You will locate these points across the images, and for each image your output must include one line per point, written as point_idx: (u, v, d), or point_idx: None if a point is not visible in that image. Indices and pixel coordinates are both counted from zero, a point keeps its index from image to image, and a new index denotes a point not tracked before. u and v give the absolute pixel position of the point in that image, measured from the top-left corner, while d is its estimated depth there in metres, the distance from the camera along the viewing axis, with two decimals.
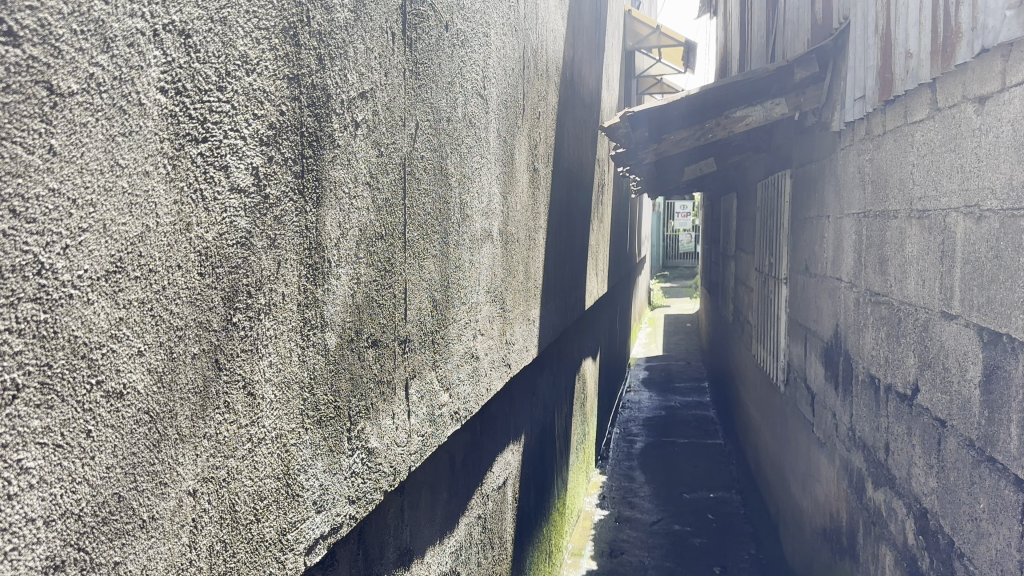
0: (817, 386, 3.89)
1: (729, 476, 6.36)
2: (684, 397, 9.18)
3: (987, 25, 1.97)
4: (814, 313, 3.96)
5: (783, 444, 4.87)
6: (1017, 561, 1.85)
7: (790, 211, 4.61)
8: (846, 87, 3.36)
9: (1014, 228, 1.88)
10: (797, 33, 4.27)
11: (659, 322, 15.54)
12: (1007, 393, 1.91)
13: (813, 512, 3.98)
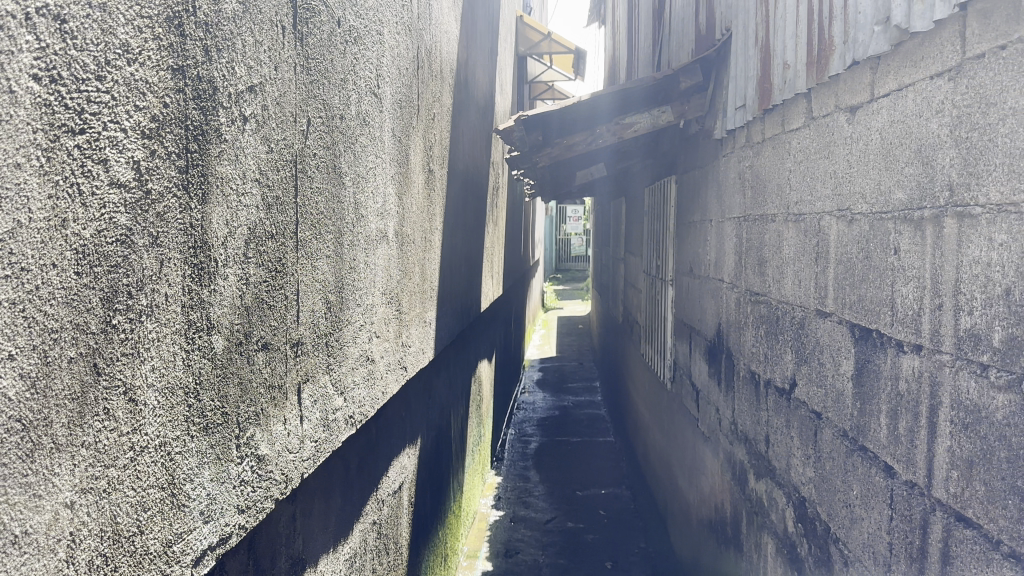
0: (701, 383, 4.04)
1: (620, 472, 6.52)
2: (576, 398, 9.32)
3: (858, 40, 2.11)
4: (698, 313, 4.11)
5: (670, 440, 5.03)
6: (888, 543, 1.97)
7: (676, 215, 4.76)
8: (727, 96, 3.50)
9: (883, 231, 2.01)
10: (682, 43, 4.43)
11: (553, 323, 15.82)
12: (877, 385, 2.04)
13: (699, 504, 4.13)
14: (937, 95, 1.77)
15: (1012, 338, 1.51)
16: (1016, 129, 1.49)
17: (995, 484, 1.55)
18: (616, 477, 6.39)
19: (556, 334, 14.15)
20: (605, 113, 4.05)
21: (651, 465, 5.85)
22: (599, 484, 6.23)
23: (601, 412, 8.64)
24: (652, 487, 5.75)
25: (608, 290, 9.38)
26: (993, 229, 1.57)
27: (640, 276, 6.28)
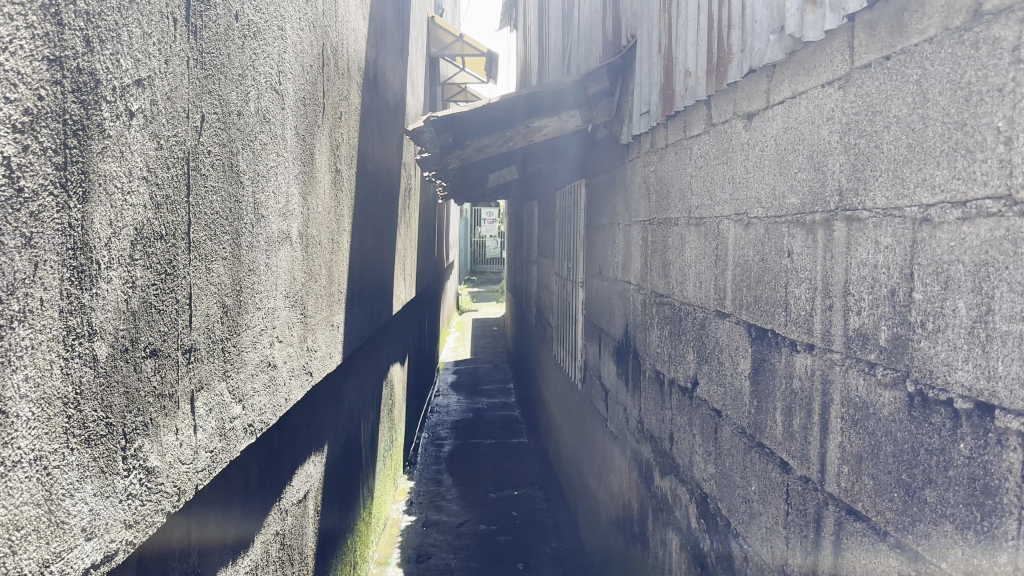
0: (610, 383, 4.10)
1: (532, 473, 6.55)
2: (490, 399, 9.32)
3: (754, 48, 2.17)
4: (607, 314, 4.16)
5: (581, 441, 5.08)
6: (784, 537, 2.03)
7: (586, 217, 4.81)
8: (633, 101, 3.55)
9: (777, 235, 2.08)
10: (589, 48, 4.48)
11: (467, 326, 15.80)
12: (772, 383, 2.10)
13: (608, 503, 4.18)
14: (827, 103, 1.84)
15: (897, 338, 1.58)
16: (899, 137, 1.56)
17: (883, 478, 1.62)
18: (529, 478, 6.42)
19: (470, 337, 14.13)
20: (514, 117, 4.06)
21: (562, 465, 5.90)
22: (511, 485, 6.24)
23: (514, 413, 8.67)
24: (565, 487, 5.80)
25: (521, 291, 9.44)
26: (880, 232, 1.64)
27: (551, 278, 6.31)
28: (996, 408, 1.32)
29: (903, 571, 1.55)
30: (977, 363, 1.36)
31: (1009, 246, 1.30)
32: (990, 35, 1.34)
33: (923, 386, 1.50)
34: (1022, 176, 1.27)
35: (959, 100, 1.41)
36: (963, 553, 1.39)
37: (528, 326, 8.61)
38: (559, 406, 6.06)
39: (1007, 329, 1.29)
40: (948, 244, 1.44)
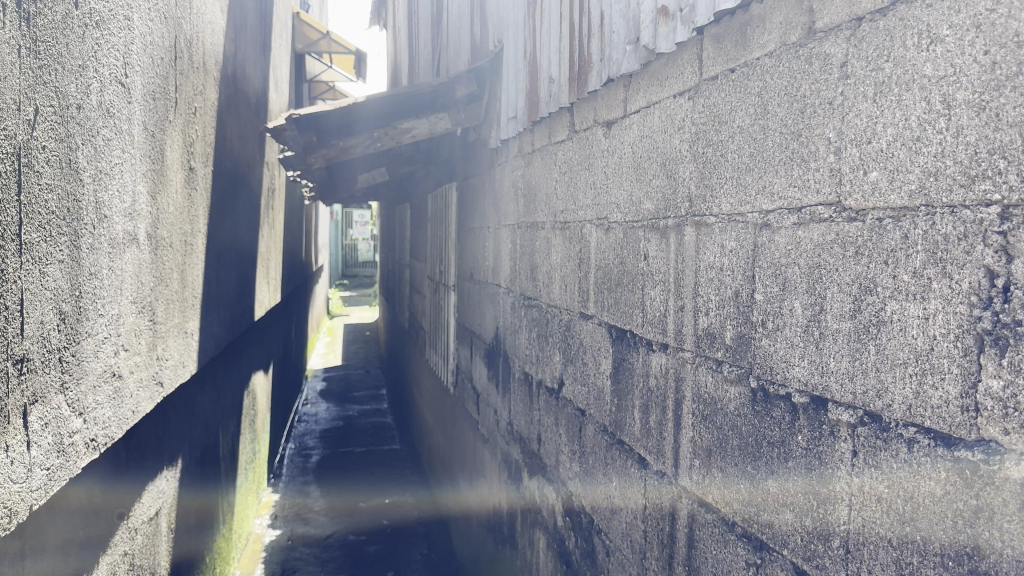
0: (480, 386, 4.12)
1: (404, 480, 6.48)
2: (361, 406, 9.14)
3: (612, 58, 2.24)
4: (477, 317, 4.18)
5: (452, 445, 5.07)
6: (642, 531, 2.09)
7: (457, 222, 4.82)
8: (500, 106, 3.58)
9: (634, 239, 2.15)
10: (458, 52, 4.50)
11: (338, 330, 15.44)
12: (631, 382, 2.17)
13: (478, 506, 4.20)
14: (679, 113, 1.92)
15: (741, 336, 1.67)
16: (743, 146, 1.65)
17: (730, 470, 1.70)
18: (400, 485, 6.35)
19: (340, 342, 13.84)
20: (382, 116, 3.93)
21: (435, 471, 5.89)
22: (382, 493, 6.14)
23: (386, 420, 8.54)
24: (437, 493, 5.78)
25: (394, 295, 9.34)
26: (725, 236, 1.72)
27: (423, 280, 6.29)
28: (828, 401, 1.42)
29: (749, 558, 1.63)
30: (812, 359, 1.46)
31: (839, 250, 1.40)
32: (822, 52, 1.44)
33: (764, 381, 1.59)
34: (850, 185, 1.38)
35: (795, 111, 1.50)
36: (802, 539, 1.49)
37: (401, 331, 8.53)
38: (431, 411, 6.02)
39: (838, 326, 1.39)
40: (785, 247, 1.53)
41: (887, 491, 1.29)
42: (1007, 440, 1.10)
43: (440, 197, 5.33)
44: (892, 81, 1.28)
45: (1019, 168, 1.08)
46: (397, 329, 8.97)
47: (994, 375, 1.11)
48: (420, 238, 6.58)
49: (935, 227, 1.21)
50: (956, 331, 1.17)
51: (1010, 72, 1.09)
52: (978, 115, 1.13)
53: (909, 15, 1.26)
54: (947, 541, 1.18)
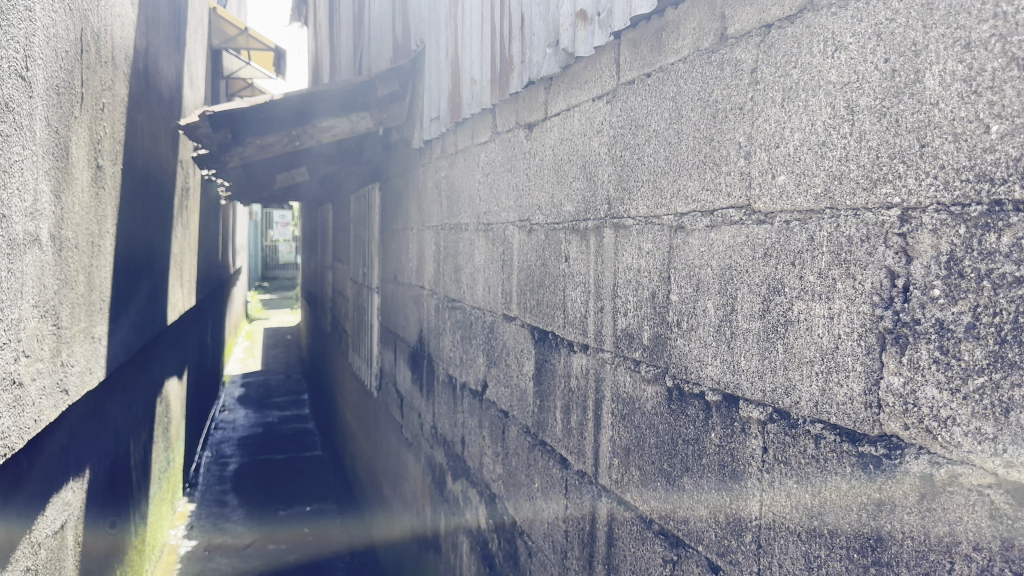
0: (404, 389, 4.08)
1: (326, 487, 6.38)
2: (281, 412, 8.94)
3: (532, 61, 2.25)
4: (401, 319, 4.14)
5: (375, 450, 5.02)
6: (564, 531, 2.11)
7: (380, 223, 4.77)
8: (423, 106, 3.56)
9: (556, 241, 2.16)
10: (379, 51, 4.45)
11: (258, 334, 15.05)
12: (553, 383, 2.18)
13: (402, 511, 4.16)
14: (597, 117, 1.94)
15: (658, 336, 1.70)
16: (659, 150, 1.69)
17: (647, 468, 1.73)
18: (322, 492, 6.25)
19: (260, 346, 13.52)
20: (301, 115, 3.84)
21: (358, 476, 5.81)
22: (302, 500, 6.02)
23: (307, 426, 8.38)
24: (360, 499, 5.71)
25: (318, 298, 9.19)
26: (642, 239, 1.75)
27: (346, 282, 6.20)
28: (739, 399, 1.46)
29: (666, 555, 1.66)
30: (724, 358, 1.50)
31: (748, 252, 1.44)
32: (733, 58, 1.48)
33: (679, 380, 1.63)
34: (760, 188, 1.42)
35: (707, 116, 1.54)
36: (716, 535, 1.52)
37: (324, 334, 8.39)
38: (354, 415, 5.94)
39: (748, 326, 1.43)
40: (698, 250, 1.57)
41: (795, 485, 1.33)
42: (907, 434, 1.15)
43: (363, 198, 5.27)
44: (799, 87, 1.33)
45: (917, 173, 1.13)
46: (319, 332, 8.81)
47: (894, 372, 1.16)
48: (343, 239, 6.48)
49: (839, 229, 1.25)
50: (860, 330, 1.22)
51: (909, 79, 1.14)
52: (879, 121, 1.18)
53: (815, 23, 1.30)
54: (852, 534, 1.23)
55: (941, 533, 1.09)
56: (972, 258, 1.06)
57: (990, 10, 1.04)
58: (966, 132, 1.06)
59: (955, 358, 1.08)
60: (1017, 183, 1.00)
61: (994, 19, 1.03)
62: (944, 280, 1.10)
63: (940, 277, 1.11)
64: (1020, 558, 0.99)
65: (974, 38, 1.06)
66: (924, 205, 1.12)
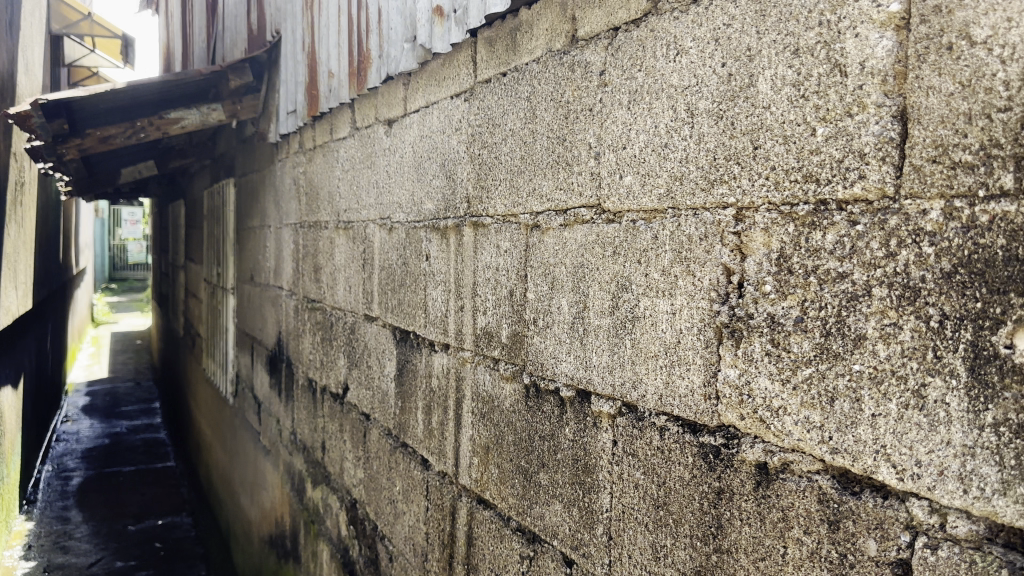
0: (262, 394, 3.93)
1: (180, 500, 6.08)
2: (130, 422, 8.42)
3: (390, 56, 2.20)
4: (258, 322, 3.98)
5: (233, 459, 4.81)
6: (425, 534, 2.08)
7: (234, 221, 4.57)
8: (279, 99, 3.42)
9: (416, 239, 2.14)
10: (235, 40, 4.27)
11: (104, 339, 14.09)
12: (414, 384, 2.15)
13: (260, 521, 4.01)
14: (455, 114, 1.93)
15: (516, 335, 1.71)
16: (515, 149, 1.70)
17: (505, 466, 1.74)
18: (175, 505, 5.94)
19: (106, 353, 12.67)
20: (145, 104, 3.61)
21: (214, 488, 5.56)
22: (154, 515, 5.70)
23: (160, 436, 7.94)
24: (216, 511, 5.47)
25: (169, 300, 8.71)
26: (500, 237, 1.76)
27: (201, 283, 5.91)
28: (592, 394, 1.49)
29: (523, 552, 1.67)
30: (578, 355, 1.53)
31: (599, 250, 1.47)
32: (583, 60, 1.51)
33: (536, 378, 1.64)
34: (609, 188, 1.46)
35: (560, 117, 1.57)
36: (571, 529, 1.54)
37: (176, 339, 7.96)
38: (211, 422, 5.66)
39: (599, 322, 1.47)
40: (553, 248, 1.59)
41: (642, 477, 1.37)
42: (743, 425, 1.20)
43: (216, 194, 5.02)
44: (644, 90, 1.37)
45: (751, 175, 1.18)
46: (172, 336, 8.37)
47: (731, 364, 1.21)
48: (196, 239, 6.17)
49: (680, 228, 1.30)
50: (699, 325, 1.27)
51: (743, 83, 1.19)
52: (716, 123, 1.23)
53: (658, 27, 1.34)
54: (694, 522, 1.27)
55: (775, 518, 1.15)
56: (800, 254, 1.12)
57: (815, 18, 1.10)
58: (793, 135, 1.12)
59: (785, 351, 1.14)
60: (841, 183, 1.07)
61: (819, 27, 1.09)
62: (774, 276, 1.16)
63: (771, 274, 1.16)
64: (845, 539, 1.06)
65: (801, 45, 1.12)
66: (756, 204, 1.18)
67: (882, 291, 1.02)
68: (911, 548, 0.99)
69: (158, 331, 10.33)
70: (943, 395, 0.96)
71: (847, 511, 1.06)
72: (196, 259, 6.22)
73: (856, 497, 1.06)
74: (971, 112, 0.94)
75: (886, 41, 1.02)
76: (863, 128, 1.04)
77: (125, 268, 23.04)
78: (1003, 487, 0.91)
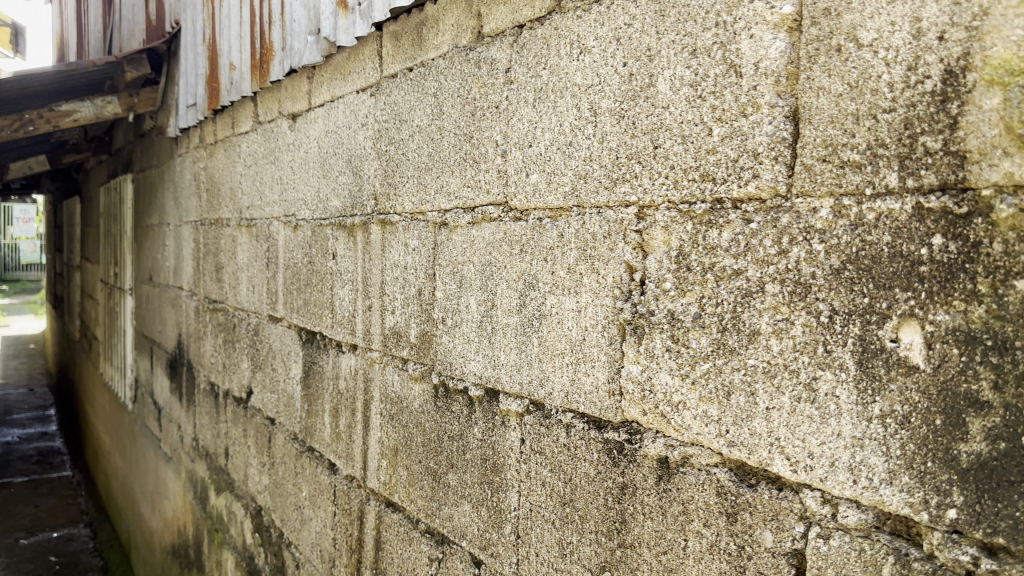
0: (163, 399, 3.78)
1: (77, 512, 5.80)
2: (23, 430, 7.99)
3: (293, 48, 2.14)
4: (158, 324, 3.83)
5: (132, 467, 4.62)
6: (332, 540, 2.04)
7: (131, 219, 4.38)
8: (178, 92, 3.29)
9: (321, 237, 2.09)
10: (132, 31, 4.09)
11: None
12: (321, 386, 2.10)
13: (162, 531, 3.86)
14: (362, 109, 1.89)
15: (424, 335, 1.68)
16: (422, 145, 1.68)
17: (414, 468, 1.71)
18: (72, 517, 5.67)
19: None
20: (33, 96, 3.40)
21: (113, 498, 5.33)
22: (48, 528, 5.42)
23: (55, 445, 7.57)
24: (116, 521, 5.25)
25: (63, 302, 8.30)
26: (408, 235, 1.73)
27: (97, 284, 5.65)
28: (500, 393, 1.48)
29: (432, 555, 1.64)
30: (485, 354, 1.52)
31: (506, 248, 1.46)
32: (489, 56, 1.50)
33: (444, 378, 1.62)
34: (515, 186, 1.45)
35: (466, 113, 1.56)
36: (479, 529, 1.53)
37: (72, 343, 7.60)
38: (109, 429, 5.42)
39: (507, 321, 1.46)
40: (460, 246, 1.57)
41: (549, 475, 1.37)
42: (645, 420, 1.21)
43: (112, 191, 4.81)
44: (549, 88, 1.37)
45: (651, 174, 1.19)
46: (67, 339, 7.98)
47: (633, 361, 1.22)
48: (93, 238, 5.89)
49: (584, 227, 1.30)
50: (603, 322, 1.27)
51: (644, 83, 1.20)
52: (618, 123, 1.24)
53: (562, 25, 1.34)
54: (600, 518, 1.28)
55: (676, 512, 1.16)
56: (697, 252, 1.13)
57: (712, 19, 1.11)
58: (691, 135, 1.13)
59: (684, 346, 1.15)
60: (735, 182, 1.08)
61: (715, 28, 1.11)
62: (673, 273, 1.17)
63: (671, 271, 1.17)
64: (743, 531, 1.08)
65: (699, 45, 1.13)
66: (656, 203, 1.19)
67: (775, 288, 1.04)
68: (805, 538, 1.01)
69: (52, 333, 9.81)
70: (833, 388, 0.98)
71: (744, 504, 1.08)
72: (92, 259, 5.94)
73: (752, 489, 1.07)
74: (858, 112, 0.96)
75: (779, 42, 1.04)
76: (756, 127, 1.06)
77: (18, 268, 21.85)
78: (889, 476, 0.93)
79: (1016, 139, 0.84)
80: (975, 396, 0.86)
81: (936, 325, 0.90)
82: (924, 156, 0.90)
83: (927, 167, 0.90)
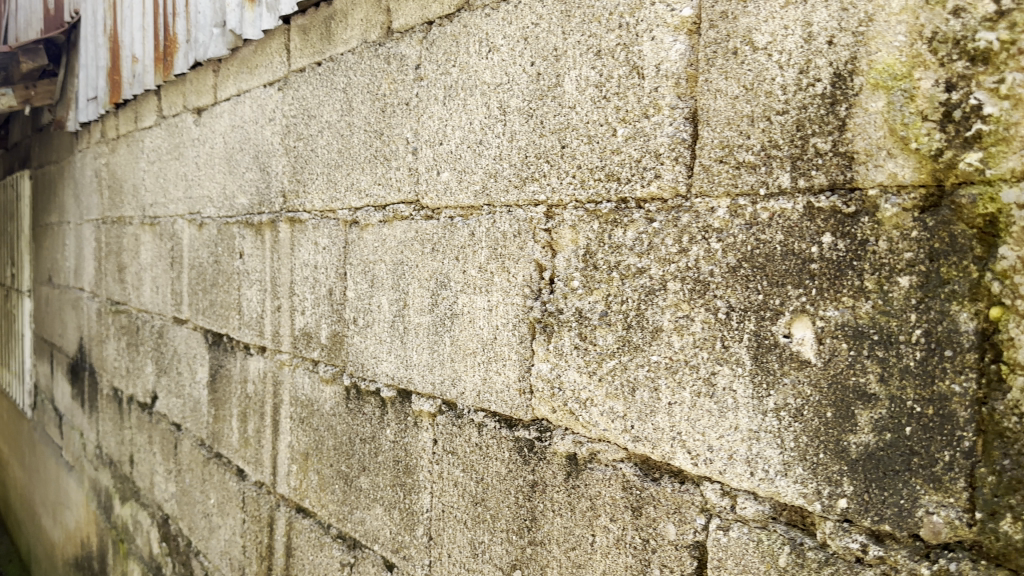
0: (64, 405, 3.62)
1: None
2: None
3: (198, 41, 2.07)
4: (58, 327, 3.66)
5: (32, 476, 4.42)
6: (242, 547, 1.99)
7: (29, 218, 4.18)
8: (77, 85, 3.15)
9: (228, 236, 2.03)
10: (28, 22, 3.90)
11: None
12: (229, 390, 2.05)
13: (64, 543, 3.70)
14: (269, 104, 1.85)
15: (335, 335, 1.66)
16: (331, 142, 1.65)
17: (325, 472, 1.68)
18: None
19: None
20: None
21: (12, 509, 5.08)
22: None
23: None
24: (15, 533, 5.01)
25: None
26: (318, 234, 1.70)
27: None
28: (412, 393, 1.47)
29: (344, 559, 1.62)
30: (397, 354, 1.50)
31: (418, 247, 1.45)
32: (398, 52, 1.48)
33: (356, 379, 1.60)
34: (426, 184, 1.43)
35: (376, 109, 1.54)
36: (391, 532, 1.51)
37: None
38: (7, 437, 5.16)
39: (419, 320, 1.45)
40: (372, 245, 1.55)
41: (461, 475, 1.36)
42: (554, 417, 1.21)
43: (9, 188, 4.57)
44: (459, 86, 1.36)
45: (559, 173, 1.19)
46: None
47: (543, 359, 1.23)
48: None
49: (495, 226, 1.30)
50: (513, 321, 1.27)
51: (551, 83, 1.20)
52: (527, 122, 1.24)
53: (470, 23, 1.33)
54: (511, 517, 1.28)
55: (584, 507, 1.17)
56: (604, 251, 1.14)
57: (615, 20, 1.12)
58: (597, 135, 1.14)
59: (592, 344, 1.16)
60: (639, 182, 1.09)
61: (619, 29, 1.12)
62: (581, 272, 1.18)
63: (579, 270, 1.18)
64: (647, 525, 1.10)
65: (603, 46, 1.14)
66: (564, 202, 1.19)
67: (676, 286, 1.06)
68: (706, 531, 1.03)
69: None
70: (730, 382, 1.00)
71: (648, 498, 1.09)
72: None
73: (656, 484, 1.09)
74: (753, 114, 0.99)
75: (679, 44, 1.06)
76: (658, 128, 1.07)
77: None
78: (784, 468, 0.96)
79: (898, 141, 0.87)
80: (863, 388, 0.89)
81: (826, 320, 0.92)
82: (815, 157, 0.93)
83: (817, 168, 0.93)
